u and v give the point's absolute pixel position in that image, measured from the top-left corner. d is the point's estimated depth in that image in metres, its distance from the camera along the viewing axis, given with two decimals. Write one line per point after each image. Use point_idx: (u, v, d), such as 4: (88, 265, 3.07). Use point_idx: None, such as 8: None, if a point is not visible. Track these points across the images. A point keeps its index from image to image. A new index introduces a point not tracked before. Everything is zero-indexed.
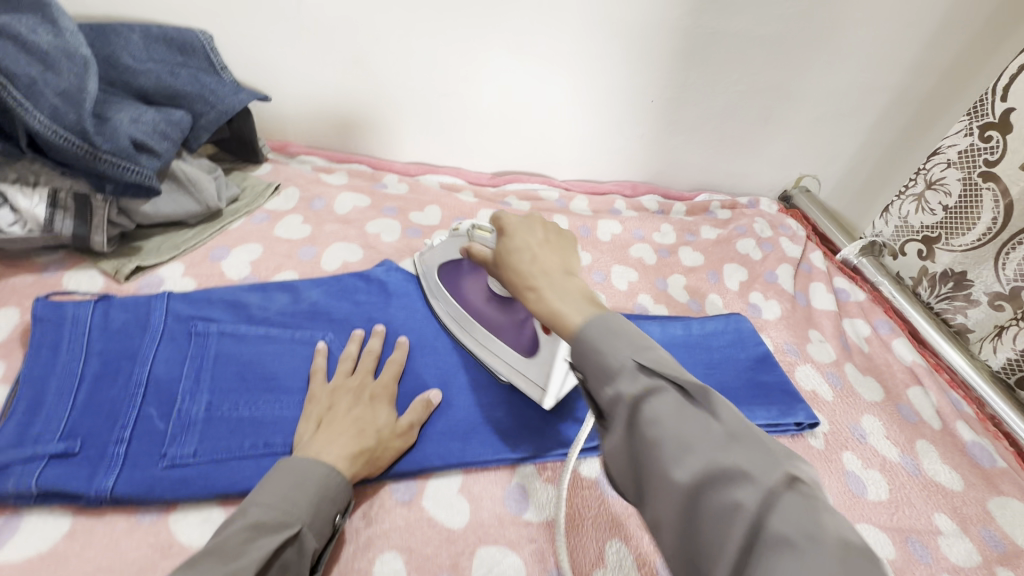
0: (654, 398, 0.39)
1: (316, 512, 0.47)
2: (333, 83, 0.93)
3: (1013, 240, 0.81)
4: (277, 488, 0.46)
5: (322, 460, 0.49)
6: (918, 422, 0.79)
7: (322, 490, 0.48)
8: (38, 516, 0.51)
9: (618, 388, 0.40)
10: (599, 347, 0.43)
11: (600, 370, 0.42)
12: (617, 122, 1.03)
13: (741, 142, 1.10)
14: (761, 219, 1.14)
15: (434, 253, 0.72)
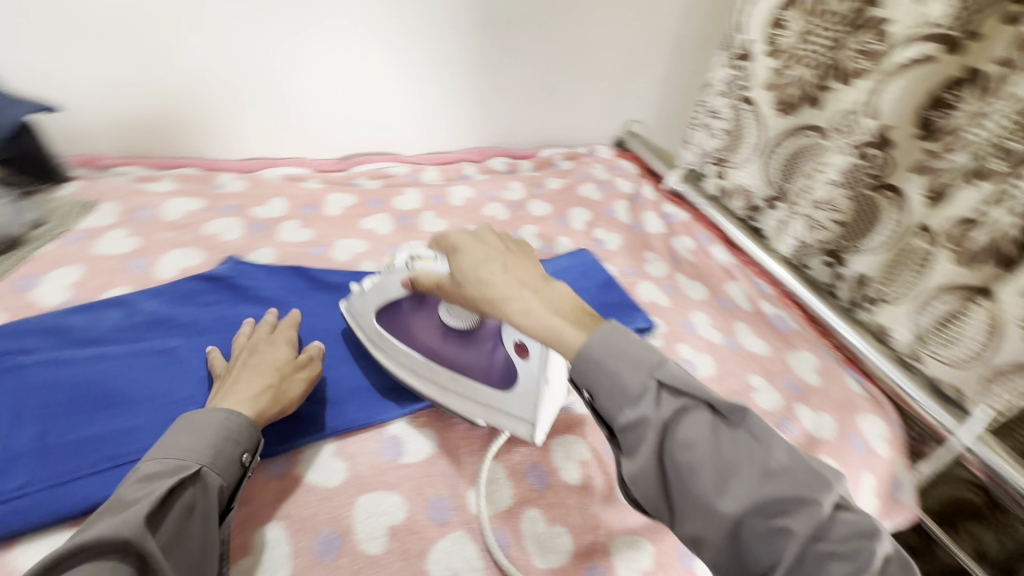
0: (687, 422, 0.46)
1: (217, 450, 0.50)
2: (140, 84, 0.89)
3: (773, 145, 1.01)
4: (173, 440, 0.50)
5: (220, 406, 0.53)
6: (735, 309, 0.95)
7: (224, 434, 0.51)
8: None
9: (646, 412, 0.46)
10: (616, 374, 0.48)
11: (620, 394, 0.48)
12: (450, 92, 1.09)
13: (566, 97, 1.22)
14: (599, 165, 1.26)
15: (366, 298, 0.69)
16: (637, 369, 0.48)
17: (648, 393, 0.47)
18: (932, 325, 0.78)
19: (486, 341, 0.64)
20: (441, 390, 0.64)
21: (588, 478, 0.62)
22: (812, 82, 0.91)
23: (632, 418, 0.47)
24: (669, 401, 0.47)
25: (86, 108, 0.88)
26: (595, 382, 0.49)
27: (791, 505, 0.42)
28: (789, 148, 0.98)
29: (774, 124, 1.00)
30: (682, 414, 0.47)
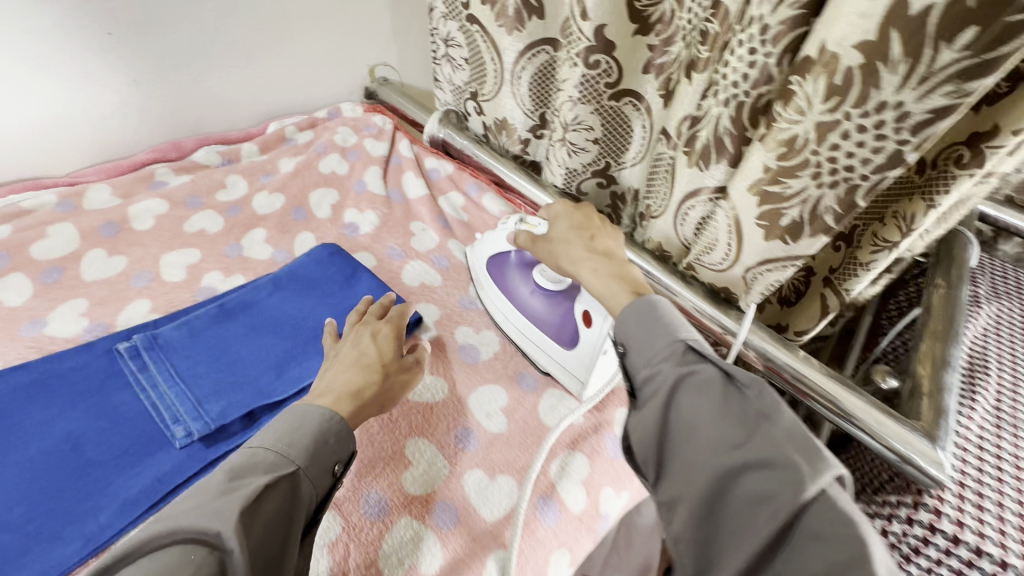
0: (693, 385, 0.45)
1: (315, 454, 0.46)
2: None
3: (518, 65, 0.84)
4: (279, 430, 0.46)
5: (321, 405, 0.49)
6: None
7: (320, 438, 0.47)
8: None
9: (660, 369, 0.47)
10: (646, 325, 0.50)
11: (644, 349, 0.49)
12: (84, 75, 0.79)
13: (271, 50, 0.96)
14: (344, 128, 1.04)
15: (481, 245, 0.77)
16: (667, 331, 0.49)
17: (673, 349, 0.47)
18: (692, 231, 0.72)
19: (562, 307, 0.67)
20: (525, 342, 0.70)
21: (339, 565, 0.48)
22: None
23: (646, 374, 0.48)
24: (690, 362, 0.46)
25: None
26: (625, 334, 0.52)
27: (763, 484, 0.39)
28: (533, 68, 0.84)
29: (507, 44, 0.82)
30: (695, 373, 0.45)
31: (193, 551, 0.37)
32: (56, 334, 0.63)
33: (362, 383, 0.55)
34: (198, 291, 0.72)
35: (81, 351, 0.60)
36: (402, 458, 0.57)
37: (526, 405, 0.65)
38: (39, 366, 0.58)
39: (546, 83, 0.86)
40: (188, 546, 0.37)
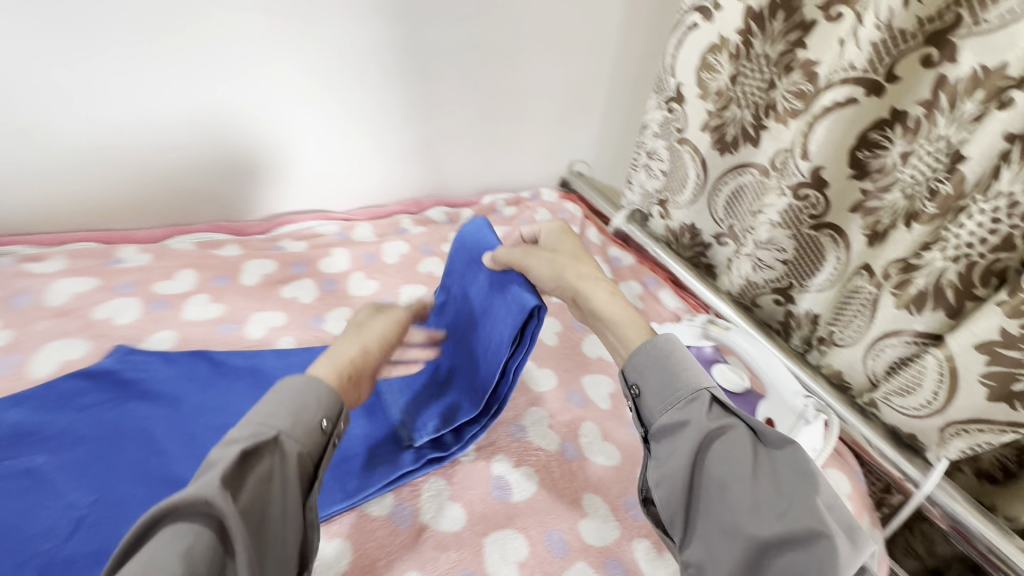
0: (725, 442, 0.48)
1: (297, 420, 0.46)
2: (9, 155, 0.78)
3: (719, 182, 0.97)
4: (259, 404, 0.47)
5: (302, 373, 0.50)
6: None
7: (311, 403, 0.48)
8: None
9: (691, 419, 0.49)
10: (671, 374, 0.52)
11: (666, 393, 0.51)
12: (379, 143, 1.04)
13: (502, 141, 1.18)
14: (542, 209, 1.22)
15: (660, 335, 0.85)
16: (682, 385, 0.51)
17: (699, 399, 0.50)
18: (883, 370, 0.74)
19: (743, 409, 0.73)
20: None
21: None
22: (750, 121, 0.90)
23: (670, 422, 0.50)
24: (718, 415, 0.49)
25: None
26: (647, 379, 0.53)
27: (796, 537, 0.42)
28: (732, 187, 0.95)
29: (715, 162, 0.97)
30: (727, 431, 0.48)
31: (197, 522, 0.38)
32: (329, 330, 0.82)
33: (338, 362, 0.56)
34: None
35: None
36: (579, 506, 0.64)
37: None
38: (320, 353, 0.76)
39: (738, 206, 0.96)
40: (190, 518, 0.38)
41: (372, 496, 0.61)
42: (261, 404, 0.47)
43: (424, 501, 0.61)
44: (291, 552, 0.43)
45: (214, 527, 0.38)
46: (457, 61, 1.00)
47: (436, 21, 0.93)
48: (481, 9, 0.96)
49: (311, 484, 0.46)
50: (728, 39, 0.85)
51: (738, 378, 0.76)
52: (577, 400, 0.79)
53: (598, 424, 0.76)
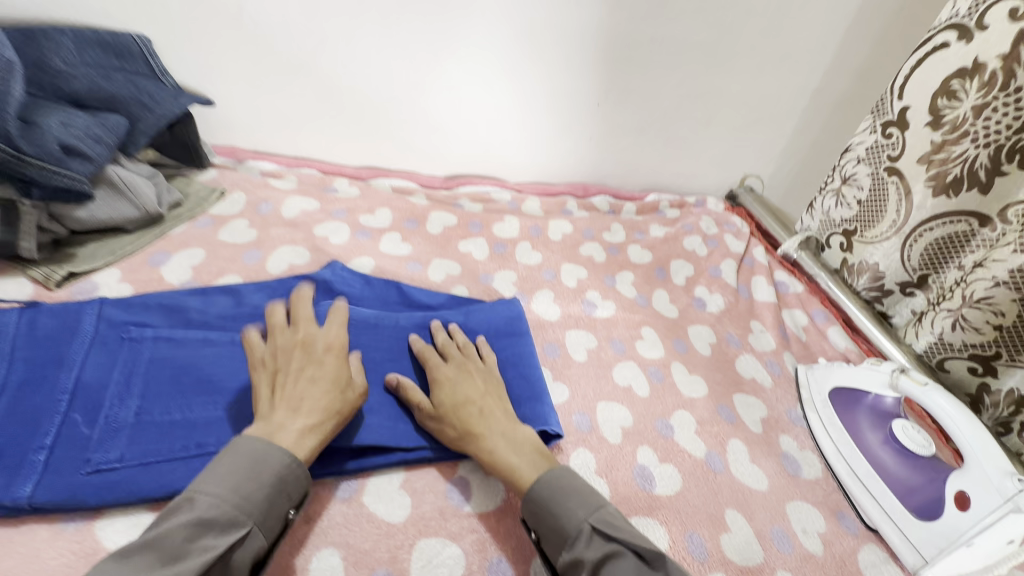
0: (612, 569, 0.46)
1: (269, 508, 0.47)
2: (275, 87, 0.91)
3: (917, 229, 0.87)
4: (243, 481, 0.46)
5: (285, 448, 0.50)
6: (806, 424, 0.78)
7: (278, 487, 0.48)
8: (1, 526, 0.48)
9: (580, 555, 0.47)
10: (554, 510, 0.51)
11: (558, 535, 0.50)
12: (568, 124, 1.06)
13: (684, 142, 1.16)
14: (708, 217, 1.17)
15: (830, 373, 0.80)
16: (582, 506, 0.50)
17: (582, 533, 0.48)
18: None
19: (927, 474, 0.66)
20: (857, 486, 0.69)
21: None
22: (986, 162, 0.77)
23: (567, 558, 0.48)
24: (600, 545, 0.48)
25: (237, 104, 0.92)
26: (540, 523, 0.51)
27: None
28: (937, 235, 0.85)
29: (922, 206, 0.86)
30: (613, 557, 0.46)
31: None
32: (496, 290, 0.87)
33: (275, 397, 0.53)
34: (583, 301, 0.89)
35: None
36: (721, 521, 0.63)
37: (844, 545, 0.64)
38: None
39: (939, 260, 0.86)
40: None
41: None
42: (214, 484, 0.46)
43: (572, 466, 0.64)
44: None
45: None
46: (666, 55, 1.00)
47: (660, 15, 0.94)
48: (705, 9, 0.95)
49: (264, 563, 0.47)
50: (985, 64, 0.74)
51: (922, 441, 0.69)
52: (727, 415, 0.76)
53: (746, 445, 0.73)
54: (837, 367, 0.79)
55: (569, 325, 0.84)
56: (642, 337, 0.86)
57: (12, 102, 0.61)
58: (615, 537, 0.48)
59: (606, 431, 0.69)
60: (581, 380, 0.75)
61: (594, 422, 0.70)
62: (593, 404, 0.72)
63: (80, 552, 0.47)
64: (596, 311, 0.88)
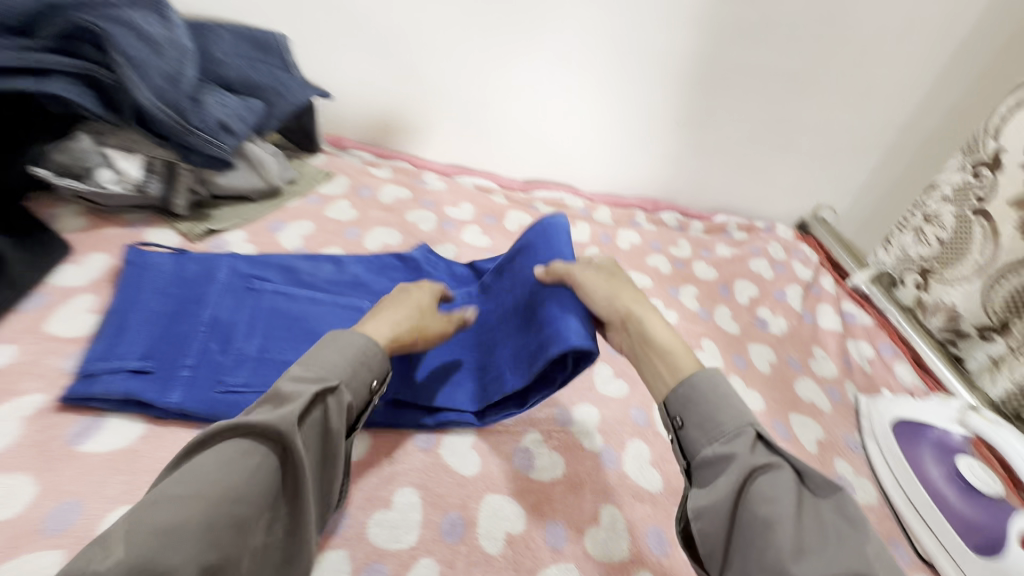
0: (771, 478, 0.46)
1: (353, 373, 0.50)
2: (384, 86, 1.01)
3: (1000, 274, 0.86)
4: (321, 349, 0.50)
5: (362, 332, 0.53)
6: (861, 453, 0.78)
7: (356, 354, 0.51)
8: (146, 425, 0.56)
9: (734, 451, 0.47)
10: (719, 409, 0.50)
11: (711, 429, 0.50)
12: (646, 140, 1.11)
13: (760, 167, 1.18)
14: (775, 242, 1.18)
15: (892, 405, 0.80)
16: (746, 415, 0.50)
17: (743, 435, 0.48)
18: None
19: (991, 512, 0.65)
20: (915, 517, 0.69)
21: None
22: None
23: (715, 452, 0.48)
24: (763, 453, 0.48)
25: (349, 99, 1.03)
26: (688, 412, 0.52)
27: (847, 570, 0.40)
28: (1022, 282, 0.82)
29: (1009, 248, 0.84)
30: (773, 467, 0.46)
31: (264, 446, 0.41)
32: None
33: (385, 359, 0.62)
34: None
35: None
36: None
37: None
38: None
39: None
40: (252, 440, 0.41)
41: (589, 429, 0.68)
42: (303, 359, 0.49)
43: (628, 454, 0.67)
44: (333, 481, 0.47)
45: (280, 452, 0.42)
46: (750, 80, 1.03)
47: (748, 42, 0.98)
48: (795, 39, 0.99)
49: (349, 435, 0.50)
50: None
51: (990, 480, 0.68)
52: (782, 431, 0.78)
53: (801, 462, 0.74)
54: (902, 400, 0.79)
55: None
56: (702, 347, 0.88)
57: (184, 82, 0.74)
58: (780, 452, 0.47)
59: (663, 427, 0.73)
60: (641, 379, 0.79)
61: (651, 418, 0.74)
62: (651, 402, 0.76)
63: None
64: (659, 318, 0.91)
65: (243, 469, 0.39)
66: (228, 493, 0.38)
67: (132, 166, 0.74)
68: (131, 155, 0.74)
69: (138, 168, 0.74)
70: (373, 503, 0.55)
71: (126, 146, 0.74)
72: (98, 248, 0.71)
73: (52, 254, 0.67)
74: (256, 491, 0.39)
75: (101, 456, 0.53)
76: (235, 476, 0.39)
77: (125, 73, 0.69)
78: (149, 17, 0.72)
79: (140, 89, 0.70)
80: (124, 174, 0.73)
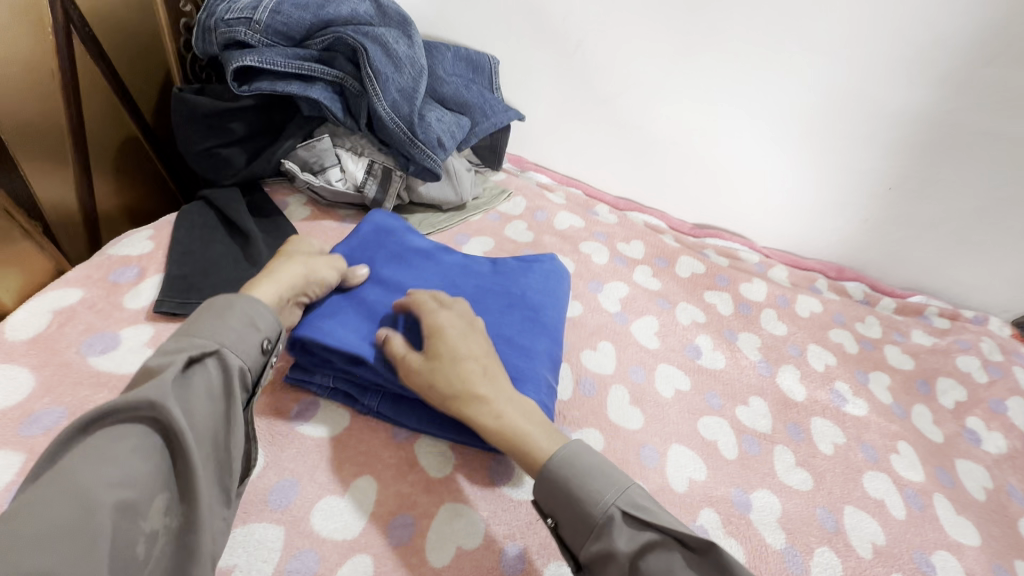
0: (654, 560, 0.43)
1: (239, 337, 0.48)
2: (576, 114, 1.01)
3: None
4: (211, 322, 0.47)
5: (251, 296, 0.51)
6: None
7: (250, 318, 0.49)
8: (343, 413, 0.58)
9: (609, 546, 0.44)
10: (573, 493, 0.47)
11: (583, 525, 0.46)
12: (845, 202, 1.01)
13: (983, 251, 1.01)
14: (989, 339, 1.00)
15: None
16: (609, 488, 0.47)
17: (608, 522, 0.45)
18: None
19: None
20: None
21: None
22: None
23: (594, 549, 0.45)
24: (633, 532, 0.45)
25: (539, 122, 1.05)
26: (556, 509, 0.48)
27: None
28: None
29: None
30: (650, 549, 0.44)
31: (142, 428, 0.39)
32: (741, 350, 0.85)
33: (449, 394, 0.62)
34: (831, 390, 0.83)
35: (755, 377, 0.81)
36: None
37: None
38: (730, 369, 0.81)
39: None
40: (128, 423, 0.39)
41: (774, 522, 0.62)
42: (183, 330, 0.47)
43: (817, 562, 0.60)
44: (235, 457, 0.44)
45: (159, 428, 0.40)
46: (998, 152, 0.89)
47: (1007, 110, 0.84)
48: None
49: (247, 398, 0.48)
50: None
51: None
52: None
53: None
54: None
55: (815, 410, 0.79)
56: (899, 451, 0.76)
57: (417, 97, 0.78)
58: (647, 524, 0.45)
59: (855, 539, 0.63)
60: (828, 475, 0.70)
61: (841, 525, 0.64)
62: (840, 505, 0.66)
63: (403, 460, 0.55)
64: (847, 406, 0.81)
65: (122, 451, 0.38)
66: (121, 478, 0.37)
67: (357, 168, 0.80)
68: (359, 157, 0.80)
69: (362, 170, 0.80)
70: (551, 551, 0.52)
71: (356, 149, 0.81)
72: (317, 238, 0.78)
73: (287, 238, 0.75)
74: (141, 473, 0.38)
75: (313, 438, 0.55)
76: (116, 465, 0.37)
77: (373, 86, 0.75)
78: (397, 37, 0.79)
79: (381, 101, 0.76)
80: (349, 174, 0.80)
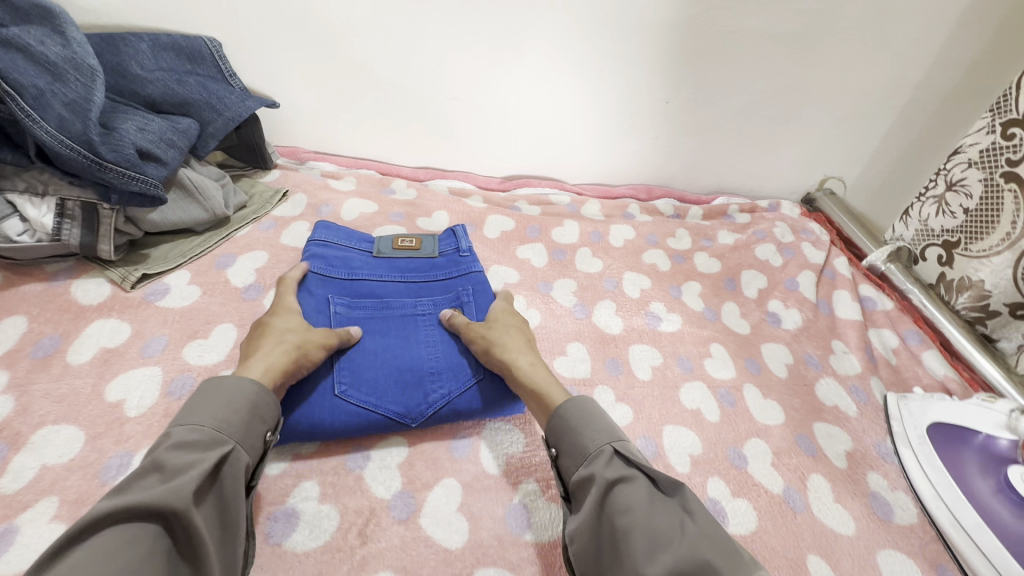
0: (623, 490, 0.45)
1: (247, 429, 0.46)
2: (337, 87, 0.90)
3: None
4: (210, 407, 0.45)
5: (250, 379, 0.49)
6: (892, 463, 0.72)
7: (253, 408, 0.47)
8: (37, 529, 0.46)
9: (595, 471, 0.47)
10: (577, 429, 0.51)
11: (578, 452, 0.50)
12: (634, 123, 1.01)
13: (761, 142, 1.08)
14: (783, 223, 1.08)
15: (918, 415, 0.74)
16: (607, 433, 0.50)
17: (602, 452, 0.48)
18: None
19: None
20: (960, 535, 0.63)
21: None
22: None
23: (580, 475, 0.48)
24: (618, 467, 0.47)
25: (300, 104, 0.92)
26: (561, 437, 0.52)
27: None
28: None
29: None
30: (626, 479, 0.46)
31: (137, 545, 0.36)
32: (555, 299, 0.83)
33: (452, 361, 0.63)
34: (646, 314, 0.84)
35: (571, 324, 0.80)
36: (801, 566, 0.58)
37: None
38: (546, 323, 0.79)
39: None
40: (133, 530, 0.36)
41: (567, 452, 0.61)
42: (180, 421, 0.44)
43: None
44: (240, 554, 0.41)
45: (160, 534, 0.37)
46: (744, 48, 0.92)
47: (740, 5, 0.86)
48: None
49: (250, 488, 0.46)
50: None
51: None
52: (805, 446, 0.70)
53: (829, 481, 0.67)
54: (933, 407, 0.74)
55: (632, 339, 0.80)
56: (711, 355, 0.80)
57: (93, 108, 0.62)
58: (635, 464, 0.47)
59: (673, 458, 0.65)
60: (645, 402, 0.71)
61: (660, 448, 0.66)
62: (659, 428, 0.68)
63: None
64: (661, 325, 0.83)
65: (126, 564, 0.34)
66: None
67: (41, 212, 0.64)
68: (42, 199, 0.64)
69: (51, 215, 0.64)
70: None
71: (34, 187, 0.64)
72: (14, 311, 0.62)
73: None
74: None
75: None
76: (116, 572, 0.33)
77: (18, 107, 0.58)
78: (44, 35, 0.61)
79: (40, 124, 0.59)
80: (33, 222, 0.63)
